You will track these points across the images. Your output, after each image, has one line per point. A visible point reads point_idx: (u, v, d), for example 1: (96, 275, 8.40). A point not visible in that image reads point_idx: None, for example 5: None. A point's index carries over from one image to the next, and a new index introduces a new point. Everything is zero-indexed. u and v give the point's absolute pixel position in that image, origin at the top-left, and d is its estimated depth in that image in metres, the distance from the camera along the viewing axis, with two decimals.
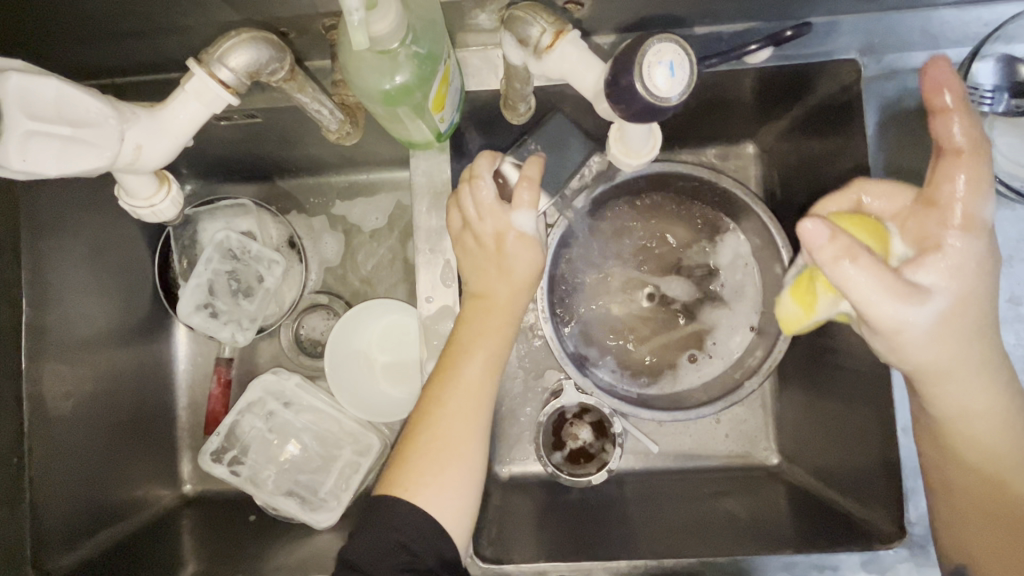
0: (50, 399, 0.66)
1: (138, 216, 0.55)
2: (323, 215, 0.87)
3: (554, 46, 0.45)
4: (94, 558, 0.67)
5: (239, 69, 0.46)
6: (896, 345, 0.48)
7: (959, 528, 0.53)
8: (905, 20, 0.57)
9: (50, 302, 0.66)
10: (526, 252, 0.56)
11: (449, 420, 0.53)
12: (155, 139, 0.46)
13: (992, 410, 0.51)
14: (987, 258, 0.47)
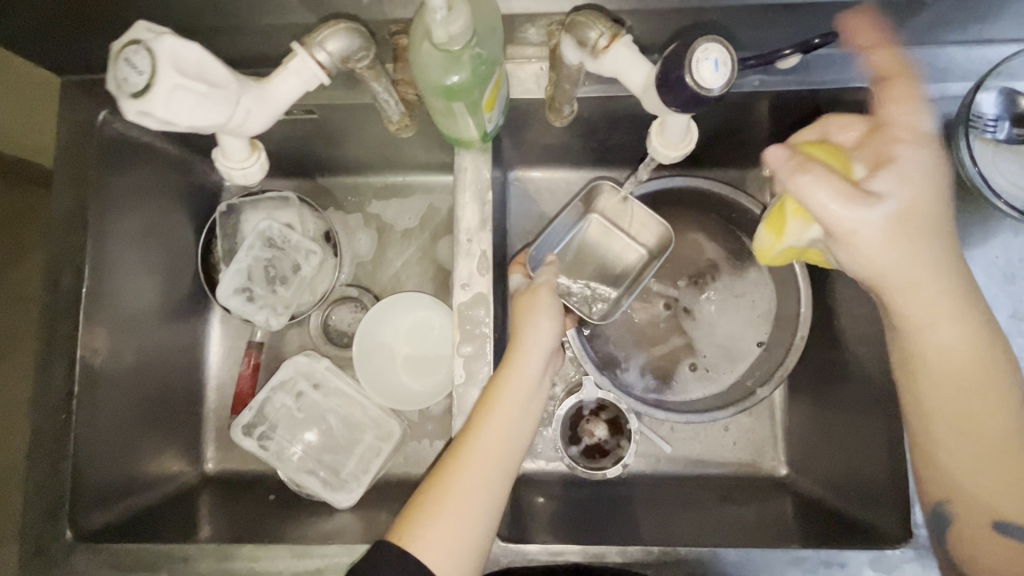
0: (98, 363, 0.70)
1: (228, 177, 0.59)
2: (358, 213, 0.91)
3: (610, 48, 0.51)
4: (124, 520, 0.70)
5: (334, 53, 0.51)
6: (852, 251, 0.51)
7: (960, 478, 0.53)
8: (916, 54, 0.61)
9: (108, 272, 0.71)
10: (543, 323, 0.62)
11: (470, 473, 0.55)
12: (260, 109, 0.52)
13: (965, 334, 0.52)
14: (938, 168, 0.51)
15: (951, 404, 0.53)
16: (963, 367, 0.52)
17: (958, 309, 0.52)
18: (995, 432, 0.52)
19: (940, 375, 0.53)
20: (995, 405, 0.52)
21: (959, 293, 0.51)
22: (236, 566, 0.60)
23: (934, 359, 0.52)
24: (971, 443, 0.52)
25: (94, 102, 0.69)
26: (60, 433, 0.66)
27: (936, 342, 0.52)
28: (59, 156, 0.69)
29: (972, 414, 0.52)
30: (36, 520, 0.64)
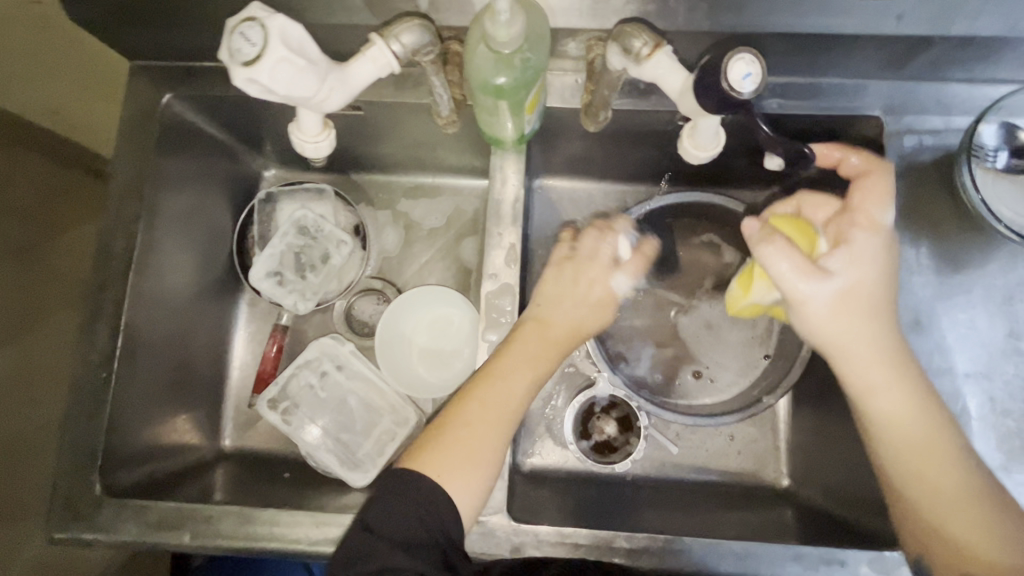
0: (139, 329, 0.74)
1: (299, 149, 0.63)
2: (388, 210, 0.96)
3: (652, 55, 0.55)
4: (147, 483, 0.73)
5: (407, 46, 0.54)
6: (802, 316, 0.56)
7: (931, 529, 0.54)
8: (923, 89, 0.66)
9: (155, 244, 0.75)
10: (589, 282, 0.67)
11: (495, 399, 0.59)
12: (340, 89, 0.54)
13: (922, 410, 0.55)
14: (888, 250, 0.57)
15: (920, 470, 0.54)
16: (918, 434, 0.54)
17: (920, 394, 0.55)
18: (965, 497, 0.53)
19: (908, 447, 0.55)
20: (951, 472, 0.54)
21: (916, 379, 0.55)
22: (256, 530, 0.62)
23: (896, 431, 0.55)
24: (938, 506, 0.53)
25: (160, 86, 0.75)
26: (98, 392, 0.69)
27: (889, 423, 0.55)
28: (121, 133, 0.74)
29: (936, 481, 0.54)
30: (68, 473, 0.66)
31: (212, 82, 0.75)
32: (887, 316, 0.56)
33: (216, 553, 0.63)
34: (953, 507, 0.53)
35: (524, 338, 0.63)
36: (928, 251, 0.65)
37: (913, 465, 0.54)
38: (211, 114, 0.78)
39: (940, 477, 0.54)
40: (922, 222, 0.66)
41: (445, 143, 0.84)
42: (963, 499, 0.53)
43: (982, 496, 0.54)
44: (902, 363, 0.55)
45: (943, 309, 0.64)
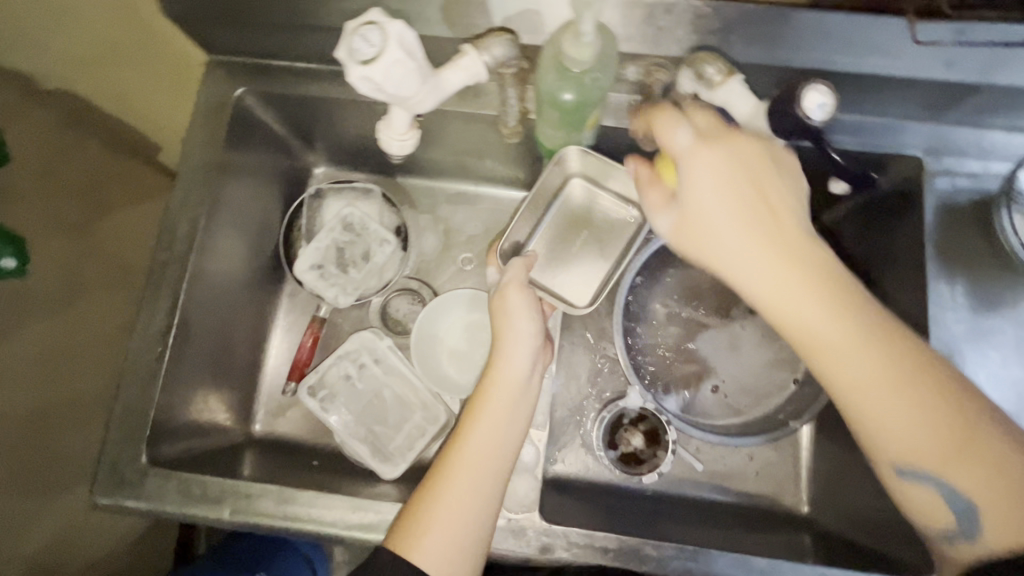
0: (193, 307, 0.76)
1: (383, 144, 0.65)
2: (430, 214, 0.99)
3: (725, 82, 0.59)
4: (187, 457, 0.75)
5: (496, 57, 0.57)
6: (711, 261, 0.55)
7: (929, 476, 0.52)
8: (963, 133, 0.69)
9: (216, 227, 0.79)
10: (522, 322, 0.62)
11: (457, 484, 0.57)
12: (433, 91, 0.56)
13: (867, 349, 0.52)
14: (721, 171, 0.54)
15: (896, 436, 0.52)
16: (903, 389, 0.51)
17: (866, 338, 0.52)
18: (988, 464, 0.50)
19: (841, 386, 0.53)
20: (917, 420, 0.51)
21: (846, 305, 0.52)
22: (297, 509, 0.65)
23: (832, 370, 0.53)
24: (896, 439, 0.52)
25: (235, 80, 0.79)
26: (153, 365, 0.72)
27: (867, 376, 0.52)
28: (195, 121, 0.78)
29: (884, 411, 0.52)
30: (118, 440, 0.69)
31: (283, 80, 0.79)
32: (825, 279, 0.53)
33: (257, 530, 0.66)
34: (966, 475, 0.51)
35: (481, 398, 0.60)
36: (963, 289, 0.67)
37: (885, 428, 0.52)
38: (277, 110, 0.82)
39: (919, 436, 0.51)
40: (959, 261, 0.67)
41: (493, 154, 0.87)
42: (924, 435, 0.51)
43: (1012, 457, 0.50)
44: (836, 301, 0.52)
45: (975, 346, 0.65)
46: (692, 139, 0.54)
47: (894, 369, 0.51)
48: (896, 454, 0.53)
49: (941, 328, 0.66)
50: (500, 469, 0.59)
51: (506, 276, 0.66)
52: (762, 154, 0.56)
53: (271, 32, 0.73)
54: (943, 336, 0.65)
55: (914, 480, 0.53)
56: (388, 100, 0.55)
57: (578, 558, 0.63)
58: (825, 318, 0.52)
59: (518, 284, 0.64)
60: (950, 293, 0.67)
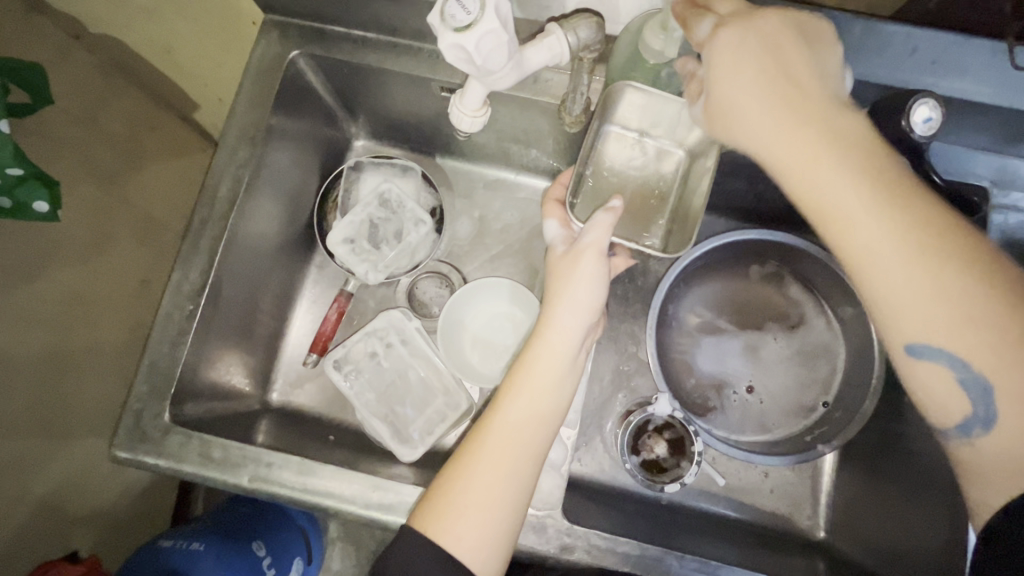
0: (227, 267, 0.75)
1: (449, 117, 0.63)
2: (466, 197, 0.97)
3: None
4: (206, 419, 0.74)
5: (581, 40, 0.55)
6: (735, 137, 0.51)
7: (947, 357, 0.47)
8: None
9: (256, 189, 0.77)
10: (587, 293, 0.61)
11: (491, 464, 0.56)
12: (517, 70, 0.54)
13: (887, 214, 0.46)
14: (760, 46, 0.48)
15: (946, 337, 0.46)
16: (936, 257, 0.45)
17: (887, 200, 0.46)
18: (999, 345, 0.44)
19: (866, 261, 0.47)
20: (960, 317, 0.45)
21: (886, 180, 0.46)
22: (315, 482, 0.64)
23: (851, 247, 0.47)
24: (913, 315, 0.46)
25: (290, 42, 0.77)
26: (182, 324, 0.71)
27: (890, 251, 0.46)
28: (245, 79, 0.76)
29: (899, 281, 0.46)
30: (143, 394, 0.68)
31: (339, 47, 0.77)
32: (873, 162, 0.47)
33: (273, 500, 0.65)
34: (980, 352, 0.45)
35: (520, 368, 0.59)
36: None
37: (936, 328, 0.46)
38: (328, 74, 0.81)
39: (985, 345, 0.45)
40: None
41: (541, 142, 0.85)
42: (961, 317, 0.45)
43: (988, 314, 0.44)
44: (858, 164, 0.46)
45: None
46: (713, 26, 0.49)
47: (944, 262, 0.45)
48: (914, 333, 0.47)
49: None
50: (535, 442, 0.58)
51: (586, 236, 0.62)
52: (788, 27, 0.48)
53: None
54: None
55: (925, 361, 0.48)
56: (470, 71, 0.53)
57: (596, 561, 0.62)
58: (869, 211, 0.46)
59: (598, 250, 0.61)
60: None
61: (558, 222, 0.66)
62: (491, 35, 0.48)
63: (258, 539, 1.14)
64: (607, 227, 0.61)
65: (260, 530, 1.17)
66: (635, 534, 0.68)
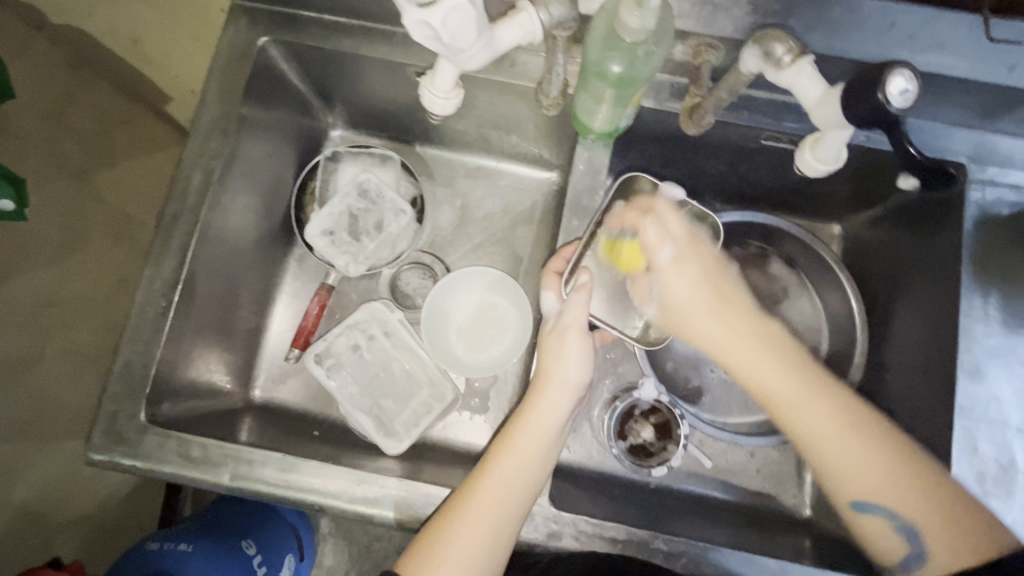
0: (201, 262, 0.73)
1: (421, 99, 0.62)
2: (447, 187, 0.95)
3: (795, 63, 0.54)
4: (185, 418, 0.72)
5: (553, 17, 0.54)
6: (693, 338, 0.59)
7: (884, 508, 0.56)
8: (1010, 143, 0.67)
9: (229, 181, 0.75)
10: (575, 371, 0.63)
11: (469, 526, 0.58)
12: (487, 48, 0.52)
13: (822, 398, 0.57)
14: (706, 279, 0.60)
15: (870, 489, 0.56)
16: (856, 427, 0.57)
17: (815, 393, 0.57)
18: (916, 493, 0.55)
19: (817, 444, 0.57)
20: (879, 470, 0.56)
21: (810, 378, 0.58)
22: (298, 479, 0.63)
23: (806, 431, 0.57)
24: (863, 481, 0.57)
25: (258, 29, 0.75)
26: (156, 322, 0.69)
27: (826, 427, 0.57)
28: (214, 68, 0.74)
29: (847, 458, 0.57)
30: (117, 395, 0.66)
31: (310, 32, 0.75)
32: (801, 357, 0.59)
33: (255, 498, 0.64)
34: (901, 501, 0.56)
35: (510, 438, 0.61)
36: (997, 300, 0.65)
37: (865, 479, 0.56)
38: (300, 62, 0.78)
39: (909, 499, 0.55)
40: (997, 273, 0.65)
41: (521, 128, 0.84)
42: (881, 472, 0.56)
43: (906, 468, 0.56)
44: (795, 359, 0.58)
45: (1006, 363, 0.63)
46: (669, 258, 0.60)
47: (861, 431, 0.57)
48: (860, 494, 0.57)
49: (970, 340, 0.64)
50: (520, 508, 0.60)
51: (567, 315, 0.64)
52: (720, 266, 0.61)
53: None
54: (973, 349, 0.63)
55: (868, 512, 0.57)
56: (437, 50, 0.51)
57: (585, 547, 0.62)
58: (805, 391, 0.57)
59: (580, 327, 0.63)
60: (983, 304, 0.65)
61: (556, 295, 0.67)
62: (456, 12, 0.46)
63: (247, 537, 1.13)
64: (585, 304, 0.64)
65: (249, 529, 1.15)
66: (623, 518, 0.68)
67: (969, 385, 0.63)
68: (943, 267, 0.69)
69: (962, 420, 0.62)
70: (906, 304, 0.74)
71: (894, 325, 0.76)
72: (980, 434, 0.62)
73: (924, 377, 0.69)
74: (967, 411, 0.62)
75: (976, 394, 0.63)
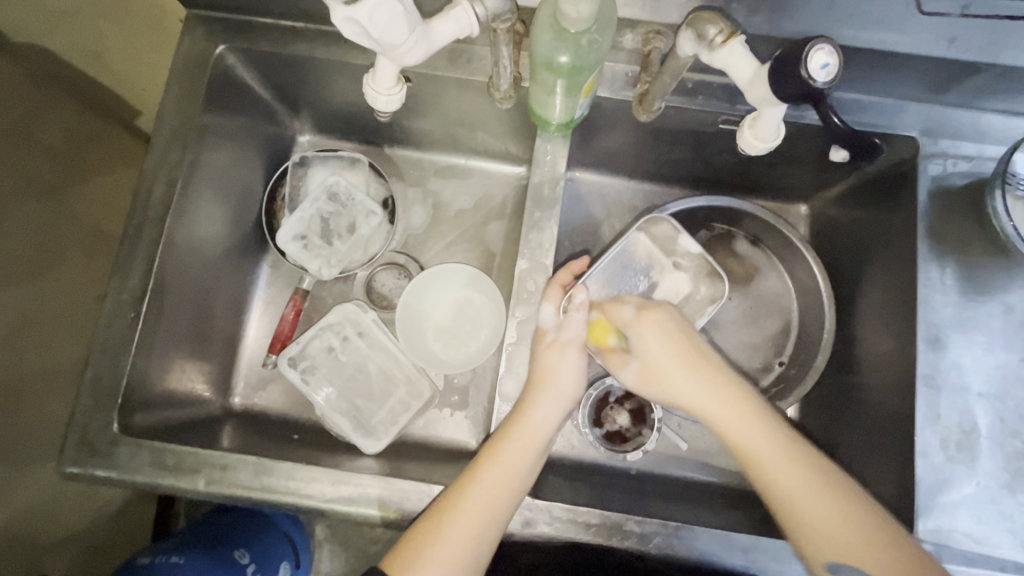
0: (168, 273, 0.73)
1: (368, 100, 0.63)
2: (418, 186, 0.95)
3: (726, 44, 0.55)
4: (161, 428, 0.72)
5: (489, 10, 0.54)
6: (674, 399, 0.64)
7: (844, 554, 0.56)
8: (960, 115, 0.68)
9: (193, 191, 0.76)
10: (567, 383, 0.65)
11: (462, 523, 0.58)
12: (423, 43, 0.54)
13: (793, 464, 0.59)
14: (677, 332, 0.64)
15: (831, 537, 0.56)
16: (826, 490, 0.58)
17: (789, 456, 0.59)
18: (869, 533, 0.55)
19: (785, 498, 0.58)
20: (842, 516, 0.56)
21: (814, 477, 0.59)
22: (273, 481, 0.64)
23: (786, 493, 0.58)
24: (829, 539, 0.56)
25: (215, 37, 0.75)
26: (125, 333, 0.69)
27: (798, 485, 0.58)
28: (173, 79, 0.74)
29: (813, 510, 0.57)
30: (88, 408, 0.66)
31: (267, 38, 0.75)
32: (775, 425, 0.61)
33: (230, 502, 0.64)
34: (857, 540, 0.55)
35: (503, 444, 0.62)
36: (953, 270, 0.66)
37: (830, 527, 0.56)
38: (260, 69, 0.79)
39: (861, 542, 0.55)
40: (952, 243, 0.66)
41: (486, 125, 0.84)
42: (842, 523, 0.56)
43: (862, 514, 0.57)
44: (766, 429, 0.60)
45: (963, 331, 0.64)
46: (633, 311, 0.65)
47: (824, 491, 0.58)
48: (829, 553, 0.56)
49: (928, 310, 0.65)
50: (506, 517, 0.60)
51: (569, 331, 0.66)
52: (689, 326, 0.65)
53: None
54: (931, 318, 0.65)
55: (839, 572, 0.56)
56: (374, 47, 0.53)
57: (560, 532, 0.63)
58: (774, 449, 0.60)
59: (578, 345, 0.66)
60: (940, 274, 0.66)
61: (555, 308, 0.66)
62: (383, 8, 0.47)
63: (240, 547, 1.13)
64: (582, 321, 0.66)
65: (243, 539, 1.15)
66: (599, 502, 0.69)
67: (929, 354, 0.64)
68: (902, 241, 0.70)
69: (925, 390, 0.63)
70: (870, 279, 0.75)
71: (861, 299, 0.77)
72: (941, 401, 0.63)
73: (887, 348, 0.70)
74: (929, 379, 0.63)
75: (937, 363, 0.64)
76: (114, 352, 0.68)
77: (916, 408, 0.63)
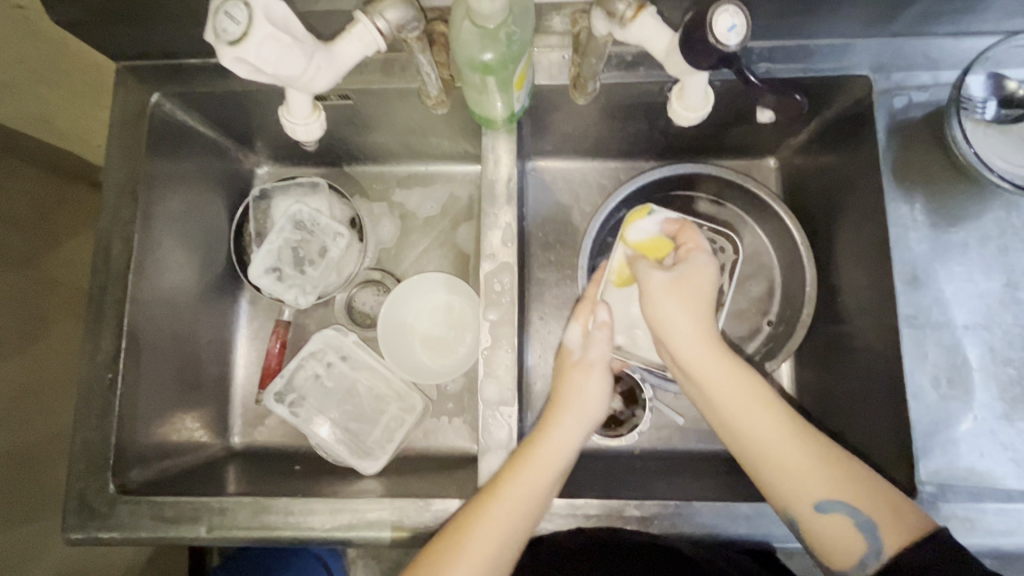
0: (141, 328, 0.74)
1: (290, 133, 0.64)
2: (383, 200, 0.94)
3: (637, 17, 0.54)
4: (159, 480, 0.73)
5: (391, 22, 0.54)
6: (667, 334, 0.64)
7: (840, 504, 0.56)
8: (910, 46, 0.66)
9: (152, 243, 0.75)
10: (591, 405, 0.67)
11: (488, 530, 0.58)
12: (327, 67, 0.56)
13: (762, 415, 0.60)
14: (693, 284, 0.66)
15: (817, 486, 0.56)
16: (799, 438, 0.58)
17: (758, 399, 0.60)
18: (854, 479, 0.56)
19: (764, 447, 0.59)
20: (818, 466, 0.57)
21: (787, 424, 0.59)
22: (270, 518, 0.64)
23: (754, 440, 0.59)
24: (804, 479, 0.57)
25: (147, 85, 0.75)
26: (105, 394, 0.70)
27: (772, 433, 0.59)
28: (112, 135, 0.74)
29: (784, 456, 0.58)
30: (80, 474, 0.67)
31: (199, 78, 0.74)
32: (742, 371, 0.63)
33: (233, 544, 0.65)
34: (844, 493, 0.56)
35: (528, 454, 0.61)
36: (923, 205, 0.64)
37: (811, 477, 0.57)
38: (199, 110, 0.78)
39: (841, 490, 0.56)
40: (917, 177, 0.65)
41: (437, 129, 0.83)
42: (825, 475, 0.57)
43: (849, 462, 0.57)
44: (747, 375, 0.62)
45: (940, 264, 0.63)
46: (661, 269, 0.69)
47: (790, 431, 0.59)
48: (815, 495, 0.56)
49: (904, 249, 0.63)
50: (529, 530, 0.60)
51: (593, 352, 0.70)
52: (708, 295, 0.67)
53: (173, 28, 0.69)
54: (907, 257, 0.63)
55: (830, 513, 0.56)
56: (278, 80, 0.54)
57: (563, 527, 0.63)
58: (746, 393, 0.61)
59: (603, 364, 0.70)
60: (910, 211, 0.64)
61: (581, 326, 0.71)
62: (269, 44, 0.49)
63: None
64: (605, 340, 0.70)
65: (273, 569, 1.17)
66: (600, 489, 0.69)
67: (911, 293, 0.63)
68: (869, 182, 0.68)
69: (910, 330, 0.62)
70: (844, 225, 0.73)
71: (838, 246, 0.75)
72: (928, 340, 0.62)
73: (869, 293, 0.69)
74: (913, 320, 0.62)
75: (920, 301, 0.62)
76: (96, 415, 0.69)
77: (903, 349, 0.62)
